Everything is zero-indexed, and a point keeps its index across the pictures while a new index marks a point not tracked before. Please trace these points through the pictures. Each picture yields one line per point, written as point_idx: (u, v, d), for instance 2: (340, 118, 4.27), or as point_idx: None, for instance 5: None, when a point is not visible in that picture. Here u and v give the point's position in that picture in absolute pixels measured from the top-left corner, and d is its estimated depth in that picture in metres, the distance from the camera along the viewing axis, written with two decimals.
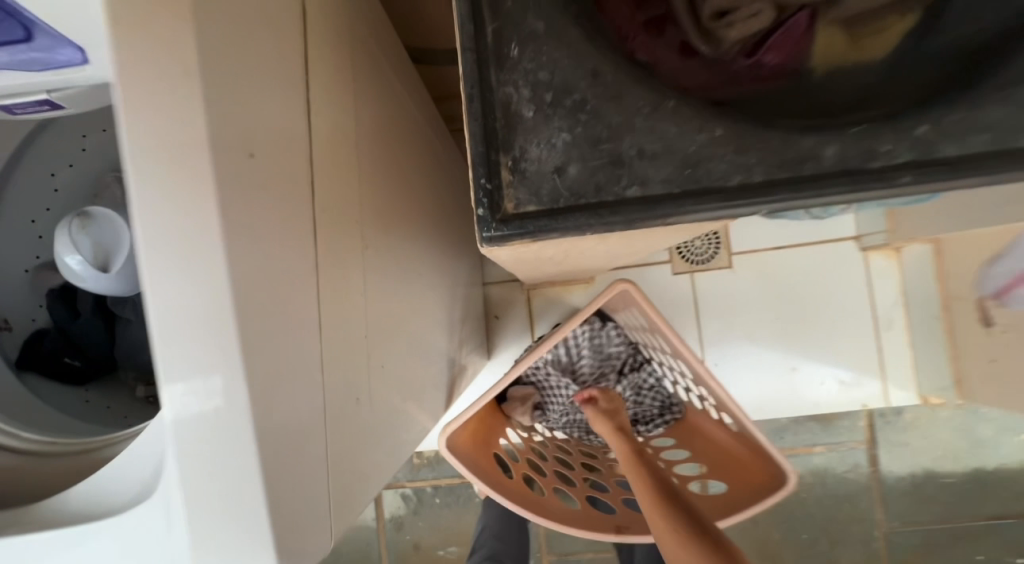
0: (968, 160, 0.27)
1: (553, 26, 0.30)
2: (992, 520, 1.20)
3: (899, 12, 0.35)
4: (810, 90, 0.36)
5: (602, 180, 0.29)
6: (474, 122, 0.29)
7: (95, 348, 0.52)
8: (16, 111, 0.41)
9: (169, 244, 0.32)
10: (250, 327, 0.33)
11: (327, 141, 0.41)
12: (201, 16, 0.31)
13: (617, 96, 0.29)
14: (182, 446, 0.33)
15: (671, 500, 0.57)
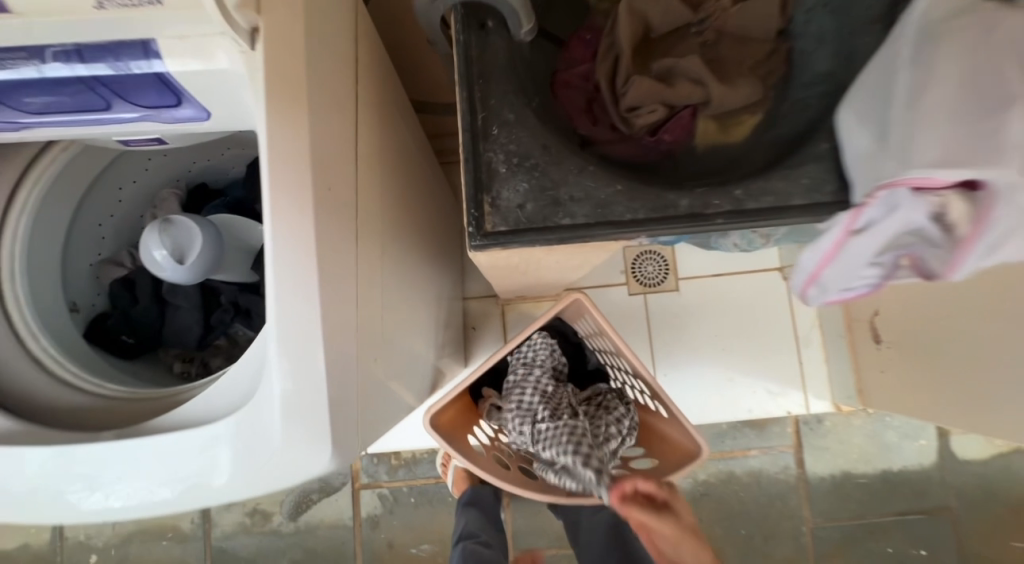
0: (761, 212, 0.45)
1: (520, 117, 0.47)
2: (899, 516, 1.39)
3: (748, 113, 0.54)
4: (690, 160, 0.54)
5: (547, 214, 0.45)
6: (467, 173, 0.46)
7: (147, 328, 0.64)
8: (130, 143, 0.53)
9: (282, 183, 0.39)
10: (333, 261, 0.41)
11: (372, 134, 0.52)
12: (316, 25, 0.41)
13: (559, 162, 0.46)
14: (278, 353, 0.39)
15: (701, 541, 0.71)
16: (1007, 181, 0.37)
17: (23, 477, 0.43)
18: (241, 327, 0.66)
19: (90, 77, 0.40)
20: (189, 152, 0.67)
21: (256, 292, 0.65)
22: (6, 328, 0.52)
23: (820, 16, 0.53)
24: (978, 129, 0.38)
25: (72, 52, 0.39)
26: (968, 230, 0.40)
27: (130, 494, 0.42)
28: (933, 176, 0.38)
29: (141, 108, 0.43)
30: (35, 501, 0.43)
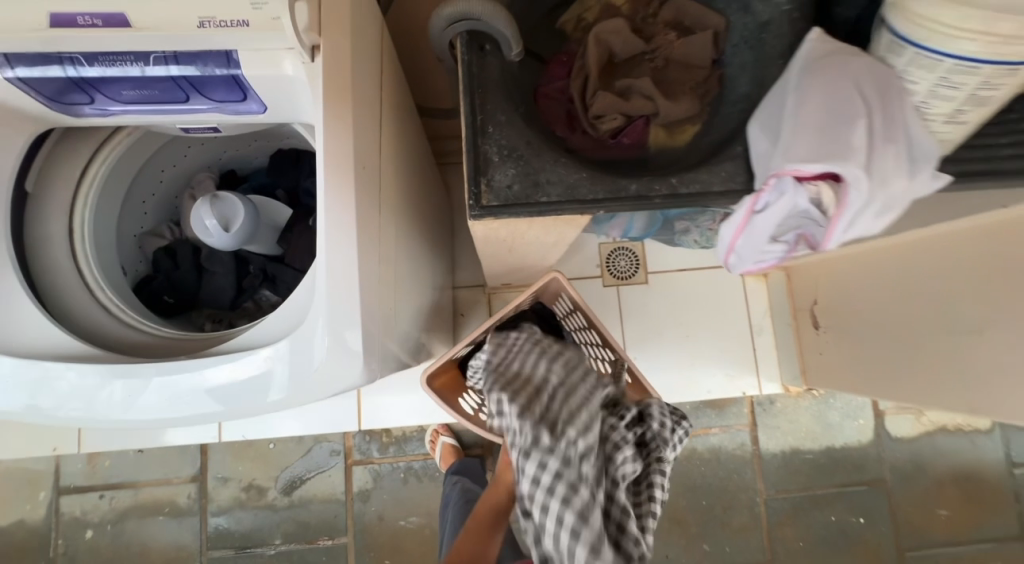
0: (691, 195, 0.60)
1: (509, 118, 0.61)
2: (841, 488, 1.55)
3: (688, 122, 0.70)
4: (643, 157, 0.69)
5: (530, 193, 0.59)
6: (468, 160, 0.59)
7: (186, 290, 0.74)
8: (190, 130, 0.64)
9: (332, 161, 0.51)
10: (367, 222, 0.54)
11: (390, 131, 0.65)
12: (358, 47, 0.54)
13: (540, 153, 0.60)
14: (327, 288, 0.51)
15: None
16: (854, 174, 0.53)
17: (109, 390, 0.53)
18: (266, 292, 0.77)
19: (178, 76, 0.52)
20: (222, 144, 0.78)
21: (282, 262, 0.77)
22: (78, 279, 0.62)
23: (743, 50, 0.69)
24: (837, 136, 0.53)
25: (168, 57, 0.51)
26: (834, 211, 0.56)
27: (202, 401, 0.52)
28: (803, 168, 0.53)
29: (212, 101, 0.55)
30: (114, 408, 0.53)
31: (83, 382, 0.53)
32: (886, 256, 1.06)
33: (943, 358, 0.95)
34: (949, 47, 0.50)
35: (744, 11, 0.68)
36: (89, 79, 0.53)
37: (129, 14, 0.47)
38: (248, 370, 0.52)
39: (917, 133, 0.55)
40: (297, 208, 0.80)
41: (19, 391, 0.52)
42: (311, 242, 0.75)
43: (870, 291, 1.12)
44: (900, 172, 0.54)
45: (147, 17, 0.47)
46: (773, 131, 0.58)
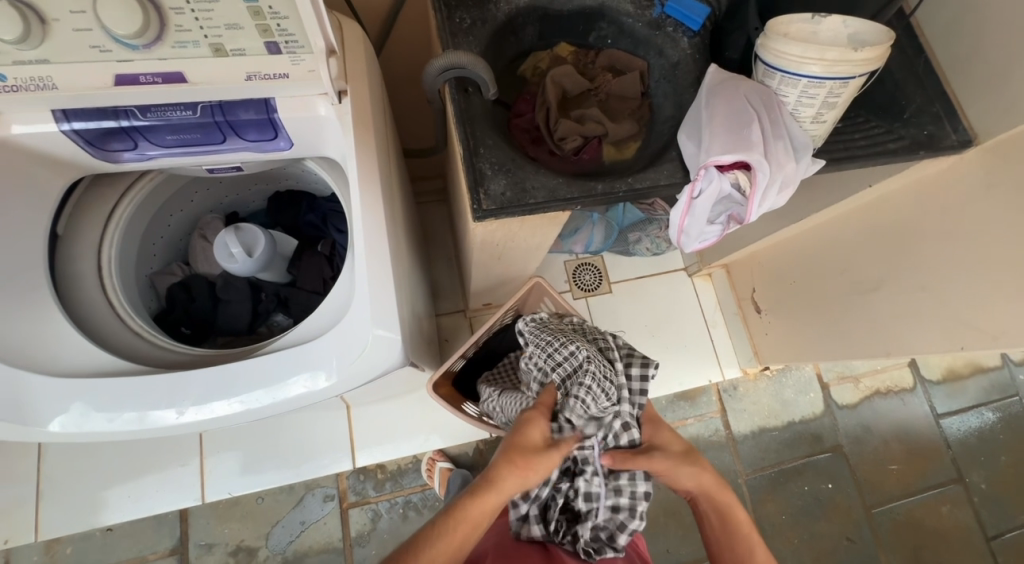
0: (643, 189, 0.77)
1: (494, 141, 0.75)
2: (808, 458, 1.70)
3: (631, 139, 0.88)
4: (601, 166, 0.85)
5: (520, 195, 0.72)
6: (467, 175, 0.72)
7: (203, 318, 0.79)
8: (214, 170, 0.73)
9: (360, 178, 0.63)
10: (390, 225, 0.64)
11: (390, 159, 0.77)
12: (369, 91, 0.68)
13: (524, 165, 0.75)
14: (363, 282, 0.60)
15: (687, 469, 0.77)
16: (757, 158, 0.71)
17: (163, 400, 0.58)
18: (281, 316, 0.83)
19: (221, 121, 0.63)
20: (228, 187, 0.84)
21: (295, 286, 0.83)
22: (111, 311, 0.67)
23: (662, 83, 0.90)
24: (742, 133, 0.72)
25: (213, 106, 0.61)
26: (750, 190, 0.74)
27: (254, 394, 0.60)
28: (721, 158, 0.71)
29: (247, 141, 0.66)
30: (166, 417, 0.58)
31: (137, 396, 0.58)
32: (799, 240, 1.29)
33: (860, 314, 1.16)
34: (803, 69, 0.71)
35: (659, 56, 0.89)
36: (137, 128, 0.61)
37: (184, 72, 0.57)
38: (292, 362, 0.60)
39: (796, 130, 0.76)
40: (300, 238, 0.86)
41: (75, 415, 0.56)
42: (320, 268, 0.83)
43: (794, 271, 1.34)
44: (790, 158, 0.74)
45: (200, 74, 0.57)
46: (698, 136, 0.77)
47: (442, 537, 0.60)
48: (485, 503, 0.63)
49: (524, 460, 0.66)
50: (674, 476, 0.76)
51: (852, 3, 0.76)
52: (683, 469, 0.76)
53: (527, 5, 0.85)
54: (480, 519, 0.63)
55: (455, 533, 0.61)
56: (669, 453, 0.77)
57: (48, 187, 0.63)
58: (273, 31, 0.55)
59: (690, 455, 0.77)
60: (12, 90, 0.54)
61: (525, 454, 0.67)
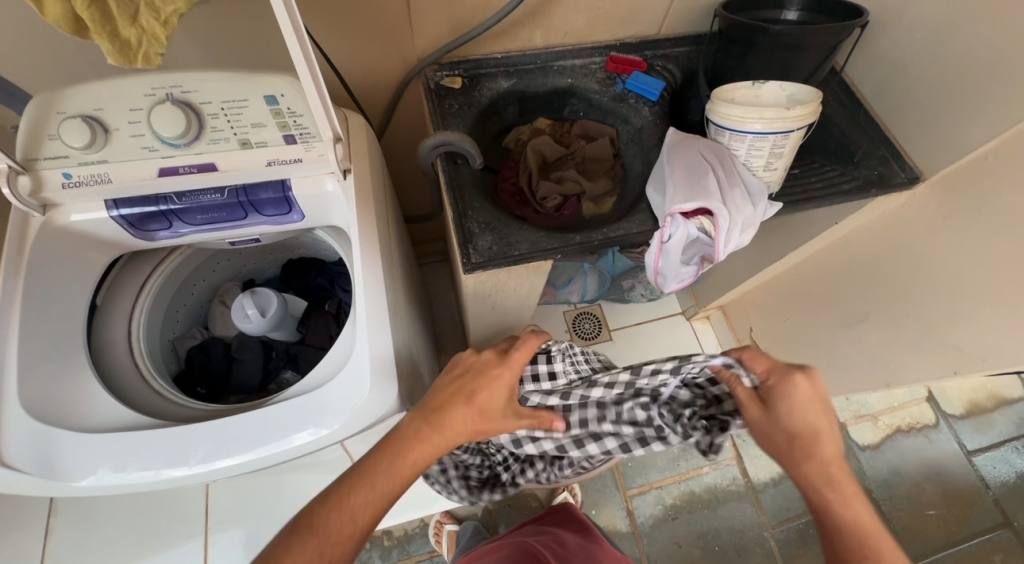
0: (617, 237, 0.85)
1: (480, 203, 0.85)
2: None
3: (606, 194, 0.98)
4: (580, 221, 0.94)
5: (505, 248, 0.80)
6: (457, 234, 0.81)
7: (217, 377, 0.85)
8: (235, 242, 0.82)
9: (362, 241, 0.72)
10: (389, 282, 0.72)
11: (389, 223, 0.87)
12: (370, 168, 0.79)
13: (508, 221, 0.83)
14: (364, 333, 0.66)
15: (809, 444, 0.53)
16: (716, 203, 0.79)
17: (176, 451, 0.63)
18: (289, 372, 0.89)
19: (243, 201, 0.73)
20: (246, 258, 0.93)
21: (303, 343, 0.89)
22: (135, 372, 0.74)
23: (630, 146, 1.01)
24: (700, 183, 0.81)
25: (238, 189, 0.72)
26: (715, 233, 0.81)
27: (261, 443, 0.64)
28: (683, 205, 0.79)
29: (265, 216, 0.76)
30: (177, 468, 0.62)
31: (154, 448, 0.62)
32: (787, 277, 1.34)
33: (854, 346, 1.17)
34: (746, 126, 0.81)
35: (625, 123, 1.01)
36: (173, 211, 0.72)
37: (216, 162, 0.68)
38: (298, 411, 0.65)
39: (749, 178, 0.85)
40: (309, 300, 0.94)
41: (95, 468, 0.60)
42: (326, 325, 0.89)
43: (786, 307, 1.37)
44: (746, 202, 0.82)
45: (229, 163, 0.68)
46: (663, 189, 0.85)
47: (360, 484, 0.54)
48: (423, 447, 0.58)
49: (471, 397, 0.61)
50: (781, 453, 0.55)
51: (784, 71, 0.89)
52: (791, 451, 0.54)
53: (506, 90, 0.98)
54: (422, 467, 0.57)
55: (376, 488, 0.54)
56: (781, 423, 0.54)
57: (93, 264, 0.72)
58: (291, 125, 0.68)
59: (810, 439, 0.53)
60: (75, 186, 0.65)
61: (474, 389, 0.61)
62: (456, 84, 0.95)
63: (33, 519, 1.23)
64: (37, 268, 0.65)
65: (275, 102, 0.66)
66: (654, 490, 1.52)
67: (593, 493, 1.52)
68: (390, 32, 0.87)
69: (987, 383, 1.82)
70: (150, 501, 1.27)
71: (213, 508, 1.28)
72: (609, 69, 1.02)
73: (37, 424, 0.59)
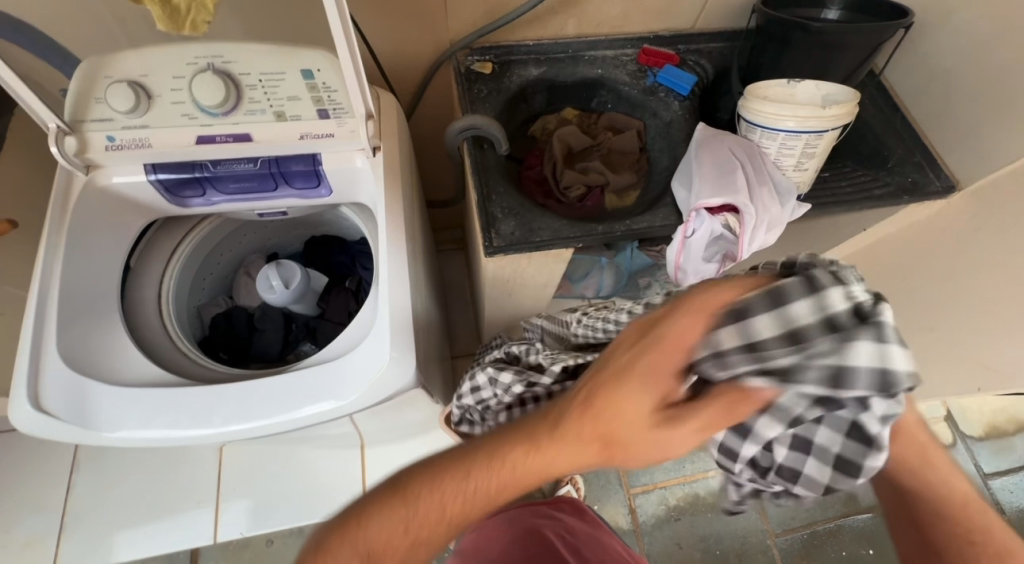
0: (639, 230, 0.84)
1: (504, 188, 0.85)
2: (842, 520, 1.52)
3: (631, 188, 0.97)
4: (603, 212, 0.94)
5: (526, 235, 0.81)
6: (480, 218, 0.81)
7: (240, 346, 0.88)
8: (263, 214, 0.84)
9: (387, 219, 0.73)
10: (412, 262, 0.73)
11: (413, 203, 0.87)
12: (399, 148, 0.79)
13: (531, 208, 0.83)
14: (387, 307, 0.67)
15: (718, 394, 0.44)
16: (742, 200, 0.78)
17: (200, 410, 0.65)
18: (308, 345, 0.90)
19: (275, 172, 0.74)
20: (272, 231, 0.95)
21: (322, 318, 0.91)
22: (163, 333, 0.77)
23: (657, 140, 1.00)
24: (727, 179, 0.80)
25: (271, 160, 0.74)
26: (739, 230, 0.81)
27: (280, 407, 0.66)
28: (709, 201, 0.78)
29: (294, 189, 0.77)
30: (198, 426, 0.64)
31: (179, 405, 0.65)
32: None
33: None
34: (778, 124, 0.80)
35: (654, 116, 1.00)
36: (207, 178, 0.73)
37: (252, 132, 0.70)
38: (321, 379, 0.67)
39: (778, 176, 0.84)
40: (331, 276, 0.95)
41: (123, 420, 0.63)
42: (346, 301, 0.91)
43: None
44: (774, 201, 0.81)
45: (264, 134, 0.70)
46: (689, 182, 0.85)
47: (416, 497, 0.45)
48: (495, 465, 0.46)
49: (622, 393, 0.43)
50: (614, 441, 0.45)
51: (821, 70, 0.87)
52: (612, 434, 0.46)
53: (536, 78, 0.98)
54: (507, 492, 0.45)
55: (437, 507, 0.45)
56: (871, 399, 0.48)
57: (130, 226, 0.75)
58: (325, 100, 0.69)
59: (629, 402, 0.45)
60: (117, 149, 0.68)
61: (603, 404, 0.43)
62: (487, 70, 0.95)
63: (57, 473, 1.28)
64: (78, 226, 0.68)
65: (311, 76, 0.67)
66: (657, 490, 1.52)
67: (595, 487, 1.52)
68: (424, 14, 0.88)
69: (1009, 406, 1.76)
70: (168, 465, 1.31)
71: (225, 474, 1.31)
72: (640, 61, 1.01)
73: (72, 373, 0.62)
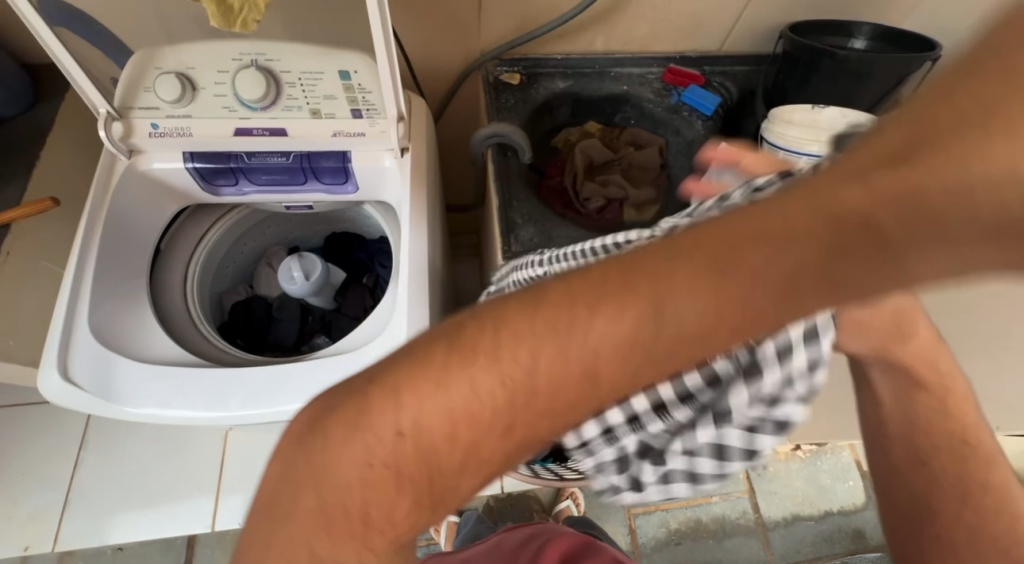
0: None
1: (525, 196, 0.86)
2: (850, 557, 1.46)
3: (649, 203, 0.98)
4: (621, 225, 0.95)
5: (545, 242, 0.81)
6: (500, 223, 0.82)
7: (256, 335, 0.90)
8: (289, 206, 0.86)
9: (411, 219, 0.74)
10: (431, 263, 0.74)
11: (434, 204, 0.88)
12: (425, 151, 0.81)
13: (550, 217, 0.84)
14: (406, 305, 0.68)
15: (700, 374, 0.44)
16: None
17: (218, 393, 0.66)
18: (323, 338, 0.92)
19: (306, 167, 0.76)
20: (295, 224, 0.97)
21: (338, 312, 0.92)
22: (186, 317, 0.79)
23: (679, 158, 1.01)
24: None
25: (303, 155, 0.76)
26: None
27: (295, 397, 0.67)
28: None
29: (322, 184, 0.79)
30: (216, 409, 0.66)
31: (199, 386, 0.66)
32: None
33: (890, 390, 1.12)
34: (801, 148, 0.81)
35: (677, 134, 1.01)
36: (241, 168, 0.76)
37: (287, 127, 0.72)
38: (338, 369, 0.68)
39: None
40: (349, 271, 0.97)
41: (144, 397, 0.64)
42: (362, 297, 0.92)
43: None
44: None
45: (299, 130, 0.73)
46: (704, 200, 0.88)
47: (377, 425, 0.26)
48: (516, 357, 0.25)
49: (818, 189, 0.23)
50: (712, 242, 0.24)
51: (847, 98, 0.87)
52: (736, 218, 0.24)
53: (562, 91, 1.01)
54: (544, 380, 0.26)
55: (416, 466, 0.26)
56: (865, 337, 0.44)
57: (163, 212, 0.77)
58: (360, 101, 0.71)
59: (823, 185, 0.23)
60: (160, 136, 0.71)
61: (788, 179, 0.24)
62: (515, 80, 0.98)
63: (66, 451, 1.31)
64: (116, 208, 0.71)
65: (348, 77, 0.70)
66: (659, 511, 1.49)
67: (596, 505, 1.50)
68: (459, 24, 0.91)
69: None
70: (174, 450, 1.33)
71: (228, 461, 1.32)
72: (666, 80, 1.03)
73: (99, 347, 0.64)
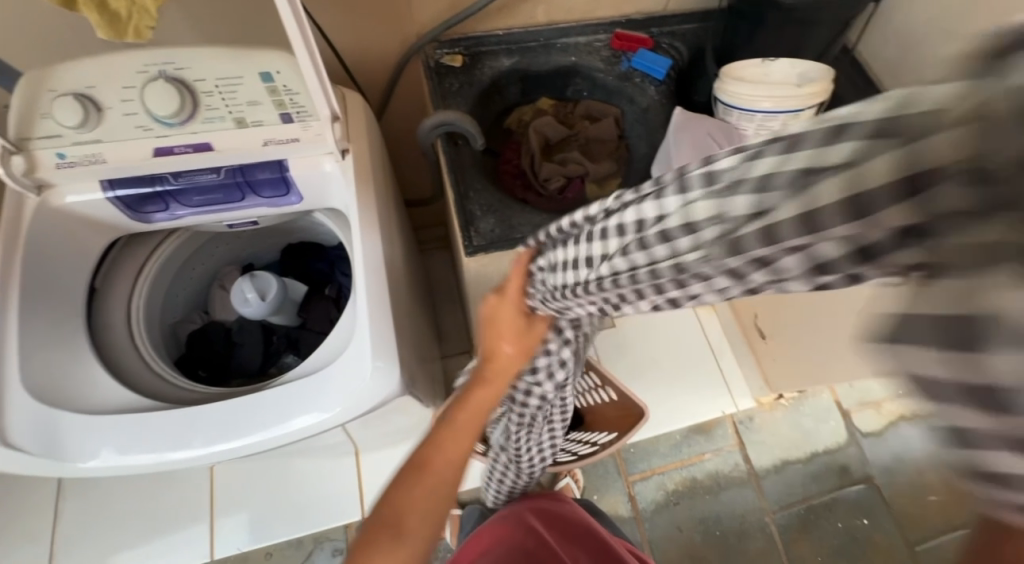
0: None
1: (482, 185, 0.83)
2: (838, 492, 1.53)
3: (611, 178, 0.96)
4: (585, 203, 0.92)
5: (507, 232, 0.79)
6: (459, 217, 0.80)
7: (219, 364, 0.85)
8: (232, 225, 0.81)
9: (362, 223, 0.70)
10: (391, 267, 0.71)
11: (390, 202, 0.84)
12: (370, 149, 0.76)
13: (509, 204, 0.81)
14: (368, 317, 0.65)
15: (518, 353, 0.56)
16: None
17: (179, 435, 0.63)
18: (291, 356, 0.87)
19: (241, 181, 0.71)
20: (246, 242, 0.92)
21: (303, 328, 0.88)
22: (137, 356, 0.74)
23: (636, 127, 0.99)
24: None
25: (235, 169, 0.70)
26: None
27: (263, 427, 0.64)
28: None
29: (263, 198, 0.74)
30: (179, 451, 0.62)
31: (157, 431, 0.62)
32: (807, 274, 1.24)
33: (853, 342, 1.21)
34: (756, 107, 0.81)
35: (631, 102, 0.98)
36: (169, 192, 0.70)
37: (212, 141, 0.66)
38: (303, 392, 0.65)
39: None
40: (310, 283, 0.92)
41: (100, 449, 0.61)
42: (327, 309, 0.88)
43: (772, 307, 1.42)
44: None
45: (226, 143, 0.67)
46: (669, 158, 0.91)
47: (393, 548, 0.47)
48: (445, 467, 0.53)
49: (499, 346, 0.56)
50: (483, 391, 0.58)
51: (794, 47, 0.86)
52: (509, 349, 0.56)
53: (509, 69, 0.96)
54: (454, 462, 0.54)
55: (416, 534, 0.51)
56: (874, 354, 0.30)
57: (91, 248, 0.71)
58: (287, 103, 0.66)
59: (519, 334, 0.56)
60: (69, 166, 0.64)
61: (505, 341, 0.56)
62: (457, 63, 0.93)
63: (42, 503, 1.26)
64: (34, 251, 0.65)
65: (270, 79, 0.64)
66: (655, 476, 1.53)
67: (594, 478, 1.52)
68: (388, 8, 0.85)
69: None
70: (156, 488, 1.28)
71: (217, 490, 1.29)
72: (614, 46, 0.99)
73: (34, 405, 0.59)
